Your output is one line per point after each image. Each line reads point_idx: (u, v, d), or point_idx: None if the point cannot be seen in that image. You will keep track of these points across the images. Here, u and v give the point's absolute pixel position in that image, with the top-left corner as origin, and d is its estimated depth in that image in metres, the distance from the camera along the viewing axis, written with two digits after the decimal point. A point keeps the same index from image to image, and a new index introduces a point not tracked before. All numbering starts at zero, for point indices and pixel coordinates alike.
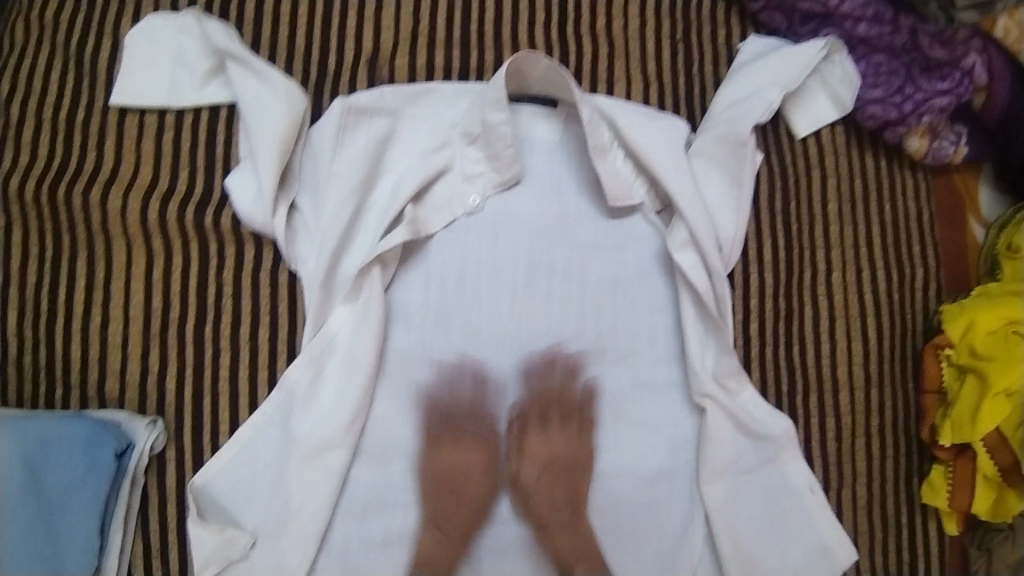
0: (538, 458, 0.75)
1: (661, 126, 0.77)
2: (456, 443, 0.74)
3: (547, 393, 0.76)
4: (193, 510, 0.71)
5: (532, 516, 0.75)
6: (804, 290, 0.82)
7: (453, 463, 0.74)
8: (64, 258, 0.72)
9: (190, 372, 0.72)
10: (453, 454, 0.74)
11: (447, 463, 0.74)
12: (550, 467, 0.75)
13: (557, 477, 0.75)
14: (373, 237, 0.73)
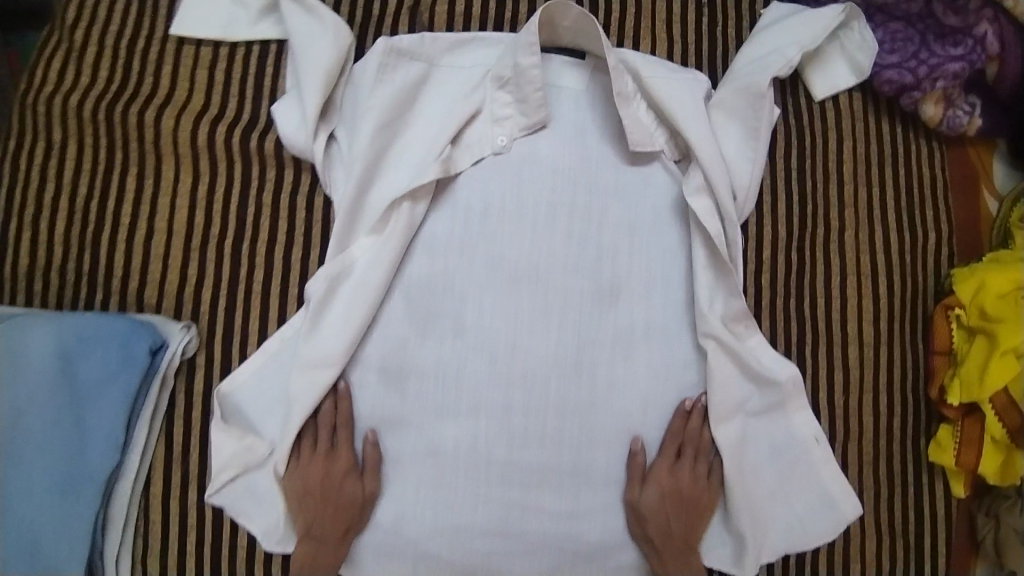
0: (666, 490, 0.77)
1: (684, 80, 0.81)
2: (323, 455, 0.75)
3: (682, 433, 0.79)
4: (216, 414, 0.75)
5: (651, 544, 0.77)
6: (816, 246, 0.85)
7: (311, 474, 0.75)
8: (116, 171, 0.79)
9: (224, 284, 0.77)
10: (308, 463, 0.75)
11: (313, 471, 0.75)
12: (672, 502, 0.77)
13: (676, 511, 0.78)
14: (406, 171, 0.76)
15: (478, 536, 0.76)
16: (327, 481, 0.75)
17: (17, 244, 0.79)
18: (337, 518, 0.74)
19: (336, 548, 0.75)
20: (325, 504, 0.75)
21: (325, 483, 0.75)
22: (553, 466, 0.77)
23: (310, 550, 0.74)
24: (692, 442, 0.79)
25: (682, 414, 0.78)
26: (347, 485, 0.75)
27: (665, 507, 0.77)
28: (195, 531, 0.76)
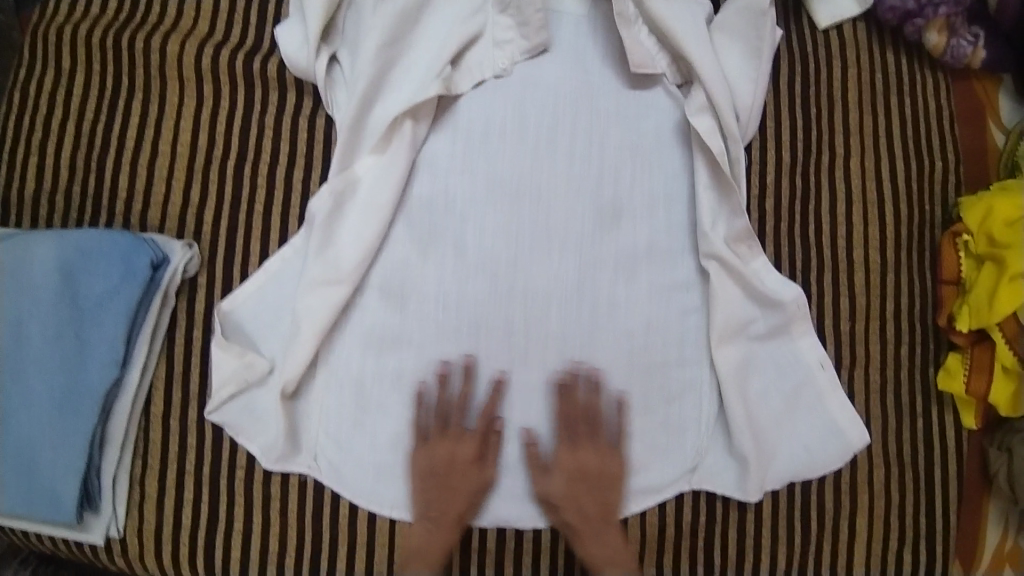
0: (573, 469, 0.75)
1: (686, 3, 0.80)
2: (468, 444, 0.75)
3: (545, 377, 0.77)
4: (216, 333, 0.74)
5: (567, 524, 0.75)
6: (821, 173, 0.84)
7: (456, 469, 0.74)
8: (121, 95, 0.80)
9: (226, 204, 0.76)
10: (445, 455, 0.74)
11: (439, 461, 0.74)
12: (577, 481, 0.75)
13: (589, 488, 0.75)
14: (406, 90, 0.75)
15: (481, 454, 0.77)
16: (461, 472, 0.74)
17: (24, 168, 0.80)
18: (456, 508, 0.74)
19: (451, 533, 0.74)
20: (466, 496, 0.74)
21: (457, 474, 0.74)
22: (553, 386, 0.77)
23: (434, 542, 0.74)
24: (573, 412, 0.76)
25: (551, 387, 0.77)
26: (473, 470, 0.75)
27: (573, 486, 0.75)
28: (194, 451, 0.76)
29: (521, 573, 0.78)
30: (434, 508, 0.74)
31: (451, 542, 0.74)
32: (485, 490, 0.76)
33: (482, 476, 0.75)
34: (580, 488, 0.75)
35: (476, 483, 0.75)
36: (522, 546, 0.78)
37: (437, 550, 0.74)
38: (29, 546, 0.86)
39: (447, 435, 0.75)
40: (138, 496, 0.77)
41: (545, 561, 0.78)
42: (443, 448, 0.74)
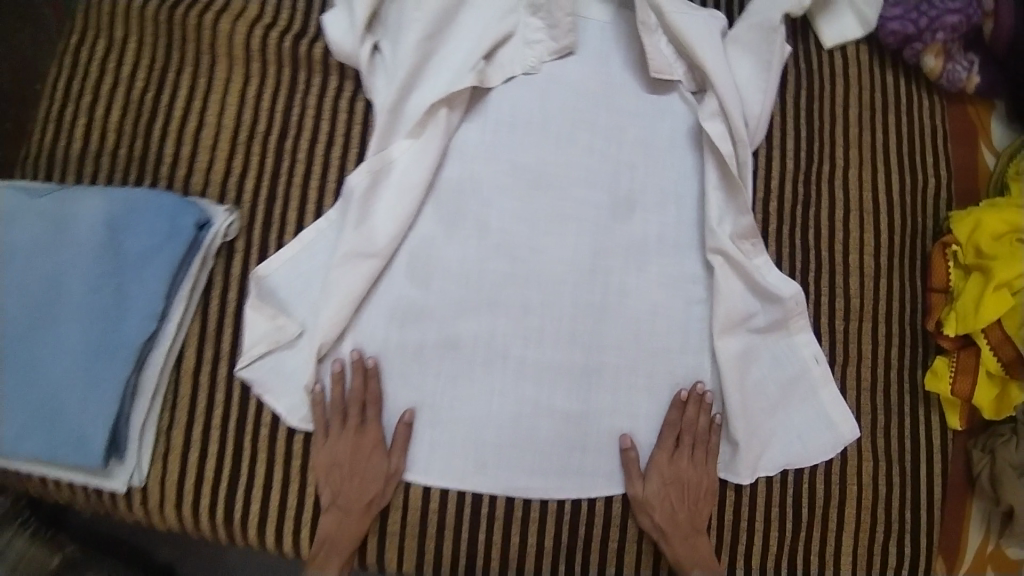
0: (668, 477, 0.80)
1: (703, 18, 0.87)
2: (355, 437, 0.78)
3: (557, 355, 0.82)
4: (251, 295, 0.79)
5: (660, 531, 0.80)
6: (823, 180, 0.90)
7: (337, 459, 0.78)
8: (171, 69, 0.85)
9: (268, 176, 0.82)
10: (345, 446, 0.78)
11: (343, 452, 0.78)
12: (674, 489, 0.80)
13: (677, 494, 0.80)
14: (443, 79, 0.81)
15: (492, 425, 0.81)
16: (349, 462, 0.78)
17: (74, 126, 0.87)
18: (363, 500, 0.78)
19: (359, 524, 0.78)
20: (344, 485, 0.78)
21: (338, 463, 0.78)
22: (564, 364, 0.82)
23: (344, 532, 0.78)
24: (686, 429, 0.81)
25: (679, 404, 0.81)
26: (374, 463, 0.78)
27: (666, 491, 0.80)
28: (221, 407, 0.80)
29: (525, 542, 0.81)
30: (342, 497, 0.78)
31: (350, 532, 0.78)
32: (393, 483, 0.79)
33: (375, 471, 0.78)
34: (676, 497, 0.80)
35: (341, 473, 0.78)
36: (527, 517, 0.81)
37: (345, 539, 0.78)
38: (47, 495, 0.89)
39: (352, 427, 0.78)
40: (162, 447, 0.81)
41: (548, 532, 0.81)
42: (342, 439, 0.78)
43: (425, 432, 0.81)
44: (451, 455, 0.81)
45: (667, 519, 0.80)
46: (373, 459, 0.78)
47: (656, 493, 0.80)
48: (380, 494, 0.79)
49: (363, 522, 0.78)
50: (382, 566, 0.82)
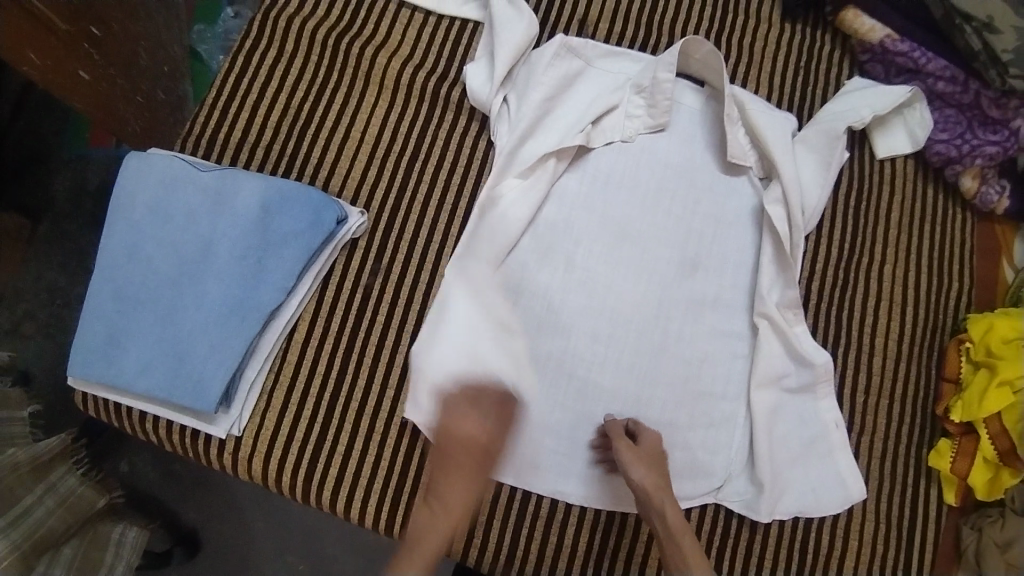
0: (652, 447, 0.88)
1: (778, 118, 1.02)
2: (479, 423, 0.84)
3: (615, 382, 0.95)
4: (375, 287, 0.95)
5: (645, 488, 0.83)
6: (861, 269, 1.03)
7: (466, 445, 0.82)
8: (327, 85, 1.00)
9: (396, 189, 0.97)
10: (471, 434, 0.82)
11: (451, 441, 0.82)
12: (654, 454, 0.87)
13: (660, 463, 0.87)
14: (557, 134, 0.97)
15: (550, 433, 0.93)
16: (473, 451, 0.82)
17: (235, 118, 0.99)
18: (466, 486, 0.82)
19: (459, 502, 0.81)
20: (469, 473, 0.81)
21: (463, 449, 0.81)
22: (618, 389, 0.95)
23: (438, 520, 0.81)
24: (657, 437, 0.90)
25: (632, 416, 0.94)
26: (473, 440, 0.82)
27: (652, 458, 0.87)
28: (320, 376, 0.93)
29: (562, 541, 0.92)
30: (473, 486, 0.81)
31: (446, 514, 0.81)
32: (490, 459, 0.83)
33: (485, 455, 0.82)
34: (656, 461, 0.87)
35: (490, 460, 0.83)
36: (567, 519, 0.93)
37: (443, 523, 0.81)
38: (139, 434, 0.98)
39: (462, 419, 0.84)
40: (263, 404, 0.93)
41: (583, 535, 0.92)
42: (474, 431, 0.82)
43: None
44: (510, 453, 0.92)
45: (678, 519, 0.81)
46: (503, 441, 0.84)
47: (656, 486, 0.83)
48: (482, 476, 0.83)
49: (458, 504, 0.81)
50: None
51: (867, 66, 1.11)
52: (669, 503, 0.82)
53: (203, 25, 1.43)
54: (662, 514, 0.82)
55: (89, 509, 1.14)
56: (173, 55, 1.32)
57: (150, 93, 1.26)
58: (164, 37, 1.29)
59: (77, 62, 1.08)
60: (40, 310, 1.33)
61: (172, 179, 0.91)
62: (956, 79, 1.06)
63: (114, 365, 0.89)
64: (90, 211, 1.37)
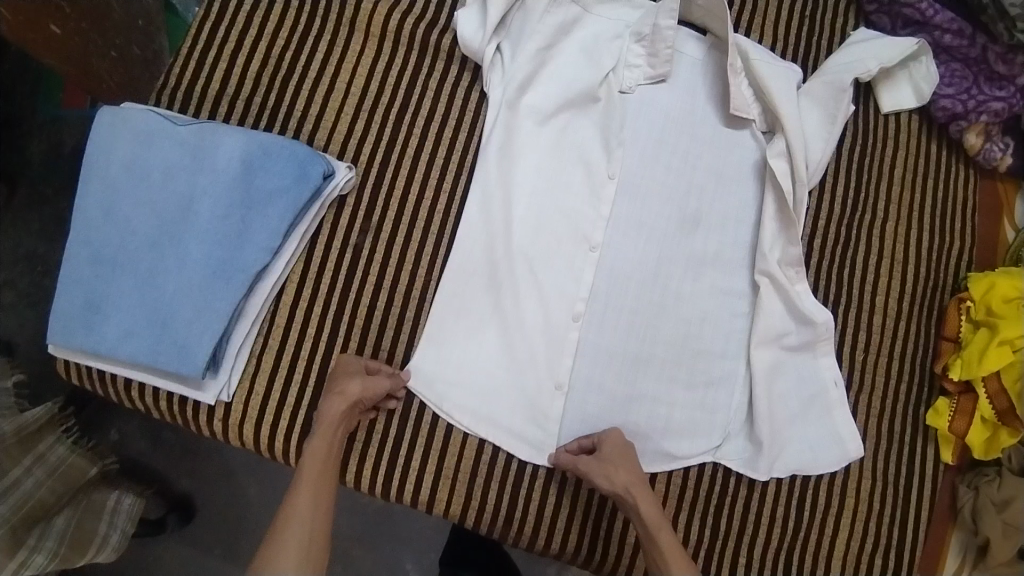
0: (612, 451, 0.86)
1: (782, 69, 0.99)
2: (339, 379, 0.85)
3: (611, 344, 0.93)
4: (366, 248, 0.92)
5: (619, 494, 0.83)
6: (863, 227, 1.02)
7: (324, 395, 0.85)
8: (310, 33, 0.94)
9: (385, 144, 0.93)
10: (336, 384, 0.85)
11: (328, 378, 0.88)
12: (616, 457, 0.86)
13: (623, 466, 0.85)
14: (552, 87, 0.94)
15: (545, 394, 0.92)
16: (333, 384, 0.86)
17: (213, 69, 0.93)
18: (338, 438, 0.84)
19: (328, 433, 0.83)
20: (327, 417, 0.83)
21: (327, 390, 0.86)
22: (615, 350, 0.93)
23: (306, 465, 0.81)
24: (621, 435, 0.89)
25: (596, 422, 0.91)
26: (342, 379, 0.85)
27: (615, 463, 0.85)
28: (311, 339, 0.90)
29: (561, 503, 0.91)
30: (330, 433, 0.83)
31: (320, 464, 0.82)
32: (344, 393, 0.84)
33: (339, 384, 0.85)
34: (620, 465, 0.85)
35: (336, 400, 0.84)
36: (564, 482, 0.91)
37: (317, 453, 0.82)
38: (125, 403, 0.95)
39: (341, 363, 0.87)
40: (252, 368, 0.89)
41: (580, 496, 0.92)
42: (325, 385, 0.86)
43: (488, 390, 0.91)
44: (504, 414, 0.91)
45: (655, 518, 0.81)
46: (353, 388, 0.84)
47: (631, 487, 0.83)
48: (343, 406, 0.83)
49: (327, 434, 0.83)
50: (429, 505, 0.91)
51: (873, 17, 1.07)
52: (645, 502, 0.82)
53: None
54: (639, 512, 0.82)
55: (81, 478, 1.12)
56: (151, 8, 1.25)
57: (124, 49, 1.21)
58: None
59: (49, 15, 1.04)
60: (19, 277, 1.28)
61: (148, 134, 0.86)
62: (964, 31, 1.02)
63: (95, 328, 0.85)
64: (68, 174, 1.32)
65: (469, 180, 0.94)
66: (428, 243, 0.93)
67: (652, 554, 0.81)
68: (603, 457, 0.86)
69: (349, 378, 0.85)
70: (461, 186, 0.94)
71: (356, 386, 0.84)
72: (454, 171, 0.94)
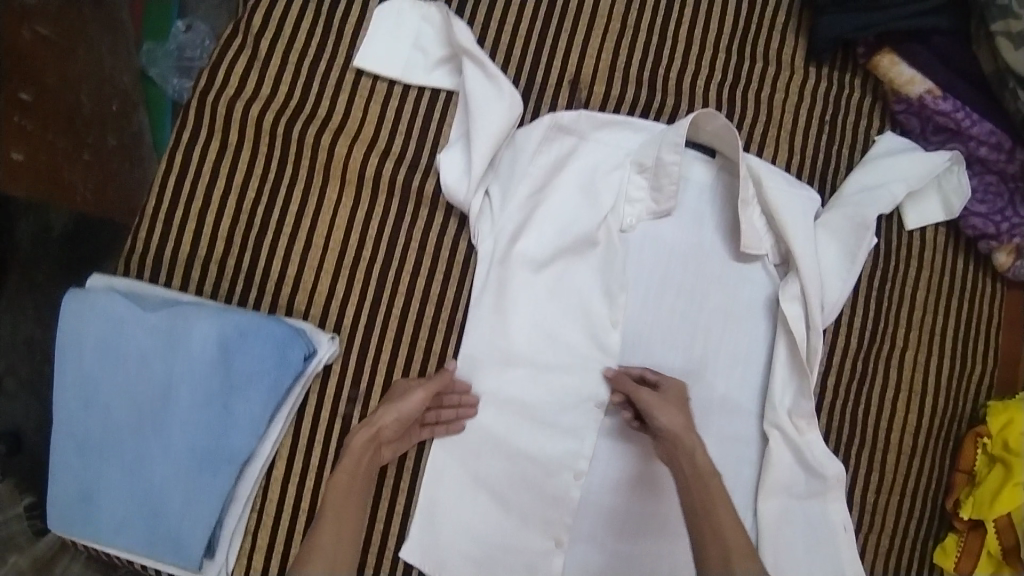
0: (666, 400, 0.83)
1: (797, 196, 0.90)
2: (411, 385, 0.84)
3: (614, 492, 0.90)
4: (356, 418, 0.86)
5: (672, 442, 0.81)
6: (881, 360, 0.95)
7: (393, 392, 0.85)
8: (281, 182, 0.87)
9: (369, 302, 0.87)
10: (390, 401, 0.83)
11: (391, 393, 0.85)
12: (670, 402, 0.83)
13: (676, 411, 0.82)
14: (548, 234, 0.87)
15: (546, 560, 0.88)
16: (390, 398, 0.84)
17: (181, 229, 0.86)
18: (367, 461, 0.81)
19: (362, 453, 0.81)
20: (379, 419, 0.82)
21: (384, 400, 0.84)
22: (617, 501, 0.90)
23: (343, 470, 0.80)
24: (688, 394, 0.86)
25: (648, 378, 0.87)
26: (398, 395, 0.83)
27: (667, 406, 0.82)
28: (304, 514, 0.86)
29: None
30: (378, 431, 0.82)
31: (364, 461, 0.81)
32: (391, 413, 0.82)
33: (389, 403, 0.83)
34: (673, 410, 0.82)
35: (397, 405, 0.82)
36: None
37: (350, 467, 0.80)
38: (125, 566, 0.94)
39: (403, 386, 0.85)
40: (248, 545, 0.87)
41: None
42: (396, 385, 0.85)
43: (485, 558, 0.87)
44: None
45: (708, 467, 0.78)
46: (395, 411, 0.81)
47: (684, 432, 0.81)
48: (381, 426, 0.81)
49: (363, 451, 0.81)
50: None
51: (901, 117, 0.96)
52: (698, 448, 0.80)
53: (151, 45, 1.25)
54: (693, 460, 0.79)
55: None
56: (123, 87, 1.20)
57: (99, 143, 1.13)
58: (114, 66, 1.18)
59: (13, 141, 0.99)
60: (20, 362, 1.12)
61: (121, 321, 0.81)
62: (1002, 145, 0.92)
63: (85, 523, 0.82)
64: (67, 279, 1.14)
65: (461, 336, 0.88)
66: None
67: (702, 506, 0.77)
68: (665, 393, 0.83)
69: (402, 398, 0.82)
70: (453, 343, 0.88)
71: (422, 396, 0.82)
72: (444, 327, 0.88)
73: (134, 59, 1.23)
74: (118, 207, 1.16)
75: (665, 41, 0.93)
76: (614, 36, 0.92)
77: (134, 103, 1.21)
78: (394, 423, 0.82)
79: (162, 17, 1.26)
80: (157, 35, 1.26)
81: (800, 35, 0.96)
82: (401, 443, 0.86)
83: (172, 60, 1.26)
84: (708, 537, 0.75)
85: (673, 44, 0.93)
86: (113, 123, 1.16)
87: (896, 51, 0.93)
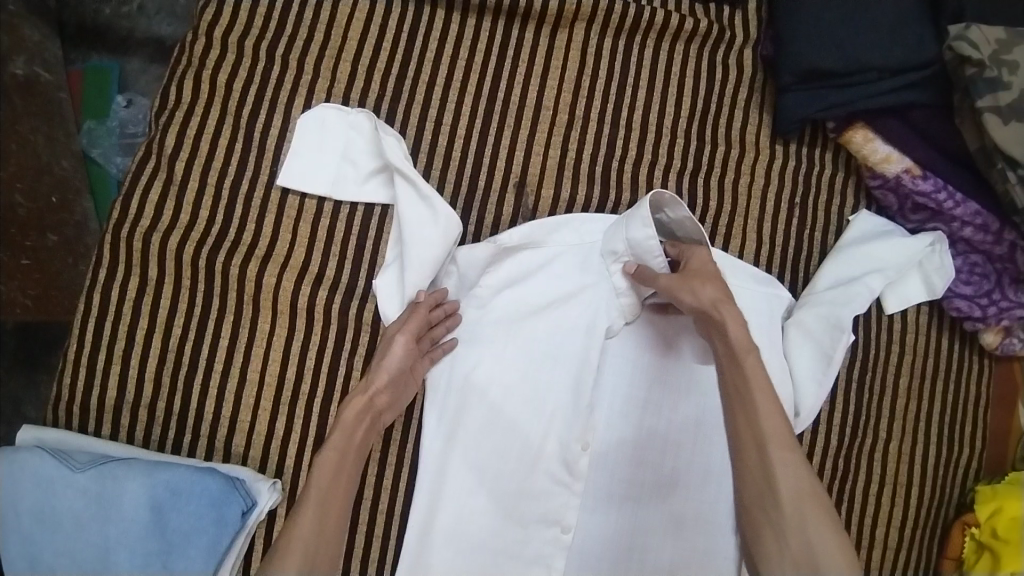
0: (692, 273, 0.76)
1: (767, 293, 0.83)
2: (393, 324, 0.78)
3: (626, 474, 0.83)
4: None
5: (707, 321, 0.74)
6: (864, 454, 0.89)
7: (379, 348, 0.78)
8: (208, 316, 0.81)
9: (311, 439, 0.81)
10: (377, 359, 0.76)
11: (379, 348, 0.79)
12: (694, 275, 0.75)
13: (701, 283, 0.74)
14: (496, 356, 0.81)
15: None
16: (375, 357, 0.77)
17: (106, 373, 0.81)
18: (365, 436, 0.74)
19: (355, 423, 0.73)
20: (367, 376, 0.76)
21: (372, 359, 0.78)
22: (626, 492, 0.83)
23: (337, 438, 0.72)
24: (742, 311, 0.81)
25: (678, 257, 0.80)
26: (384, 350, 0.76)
27: (690, 278, 0.75)
28: None
29: None
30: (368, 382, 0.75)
31: (360, 426, 0.73)
32: (380, 370, 0.75)
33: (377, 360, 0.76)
34: (701, 280, 0.74)
35: (385, 361, 0.75)
36: None
37: (343, 441, 0.72)
38: None
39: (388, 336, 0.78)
40: None
41: None
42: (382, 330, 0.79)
43: None
44: None
45: (743, 342, 0.72)
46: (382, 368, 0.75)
47: (714, 301, 0.73)
48: (372, 387, 0.75)
49: (357, 421, 0.73)
50: None
51: (877, 193, 0.89)
52: (731, 320, 0.73)
53: (94, 121, 1.08)
54: (724, 333, 0.73)
55: None
56: (63, 173, 1.00)
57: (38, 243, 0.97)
58: (51, 151, 0.99)
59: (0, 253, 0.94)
60: None
61: (46, 484, 0.75)
62: (988, 226, 0.85)
63: None
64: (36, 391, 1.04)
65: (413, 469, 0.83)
66: (374, 548, 0.82)
67: (736, 394, 0.72)
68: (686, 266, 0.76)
69: (386, 352, 0.76)
70: (405, 476, 0.83)
71: (405, 342, 0.75)
72: (393, 461, 0.83)
73: (74, 139, 1.04)
74: (64, 309, 1.02)
75: (618, 130, 0.86)
76: (561, 129, 0.86)
77: (76, 189, 1.02)
78: (386, 384, 0.75)
79: (102, 88, 1.09)
80: (97, 110, 1.08)
81: (763, 112, 0.89)
82: (406, 395, 0.78)
83: (116, 138, 1.08)
84: (748, 439, 0.70)
85: (626, 133, 0.86)
86: (52, 218, 0.98)
87: (871, 126, 0.85)
